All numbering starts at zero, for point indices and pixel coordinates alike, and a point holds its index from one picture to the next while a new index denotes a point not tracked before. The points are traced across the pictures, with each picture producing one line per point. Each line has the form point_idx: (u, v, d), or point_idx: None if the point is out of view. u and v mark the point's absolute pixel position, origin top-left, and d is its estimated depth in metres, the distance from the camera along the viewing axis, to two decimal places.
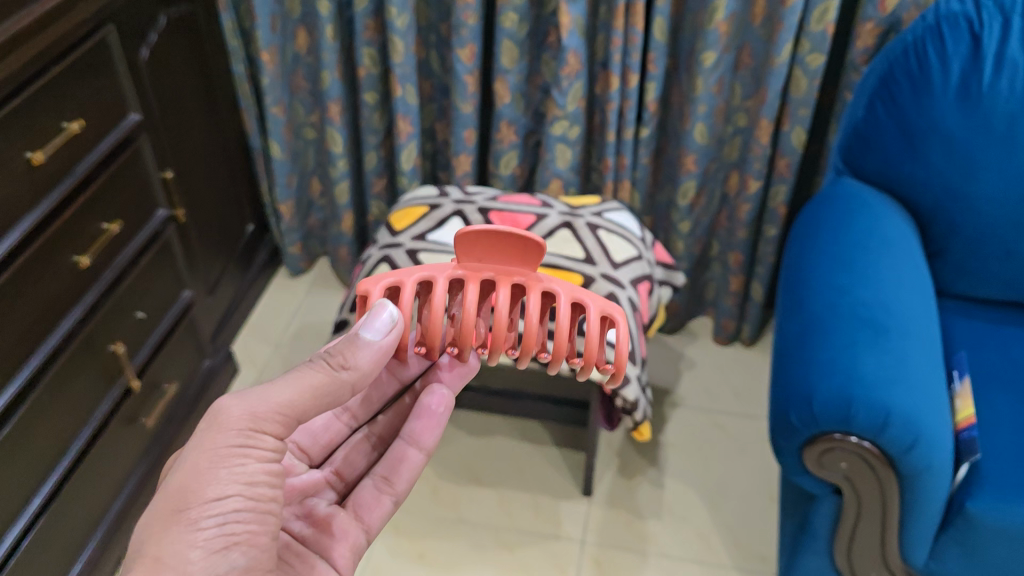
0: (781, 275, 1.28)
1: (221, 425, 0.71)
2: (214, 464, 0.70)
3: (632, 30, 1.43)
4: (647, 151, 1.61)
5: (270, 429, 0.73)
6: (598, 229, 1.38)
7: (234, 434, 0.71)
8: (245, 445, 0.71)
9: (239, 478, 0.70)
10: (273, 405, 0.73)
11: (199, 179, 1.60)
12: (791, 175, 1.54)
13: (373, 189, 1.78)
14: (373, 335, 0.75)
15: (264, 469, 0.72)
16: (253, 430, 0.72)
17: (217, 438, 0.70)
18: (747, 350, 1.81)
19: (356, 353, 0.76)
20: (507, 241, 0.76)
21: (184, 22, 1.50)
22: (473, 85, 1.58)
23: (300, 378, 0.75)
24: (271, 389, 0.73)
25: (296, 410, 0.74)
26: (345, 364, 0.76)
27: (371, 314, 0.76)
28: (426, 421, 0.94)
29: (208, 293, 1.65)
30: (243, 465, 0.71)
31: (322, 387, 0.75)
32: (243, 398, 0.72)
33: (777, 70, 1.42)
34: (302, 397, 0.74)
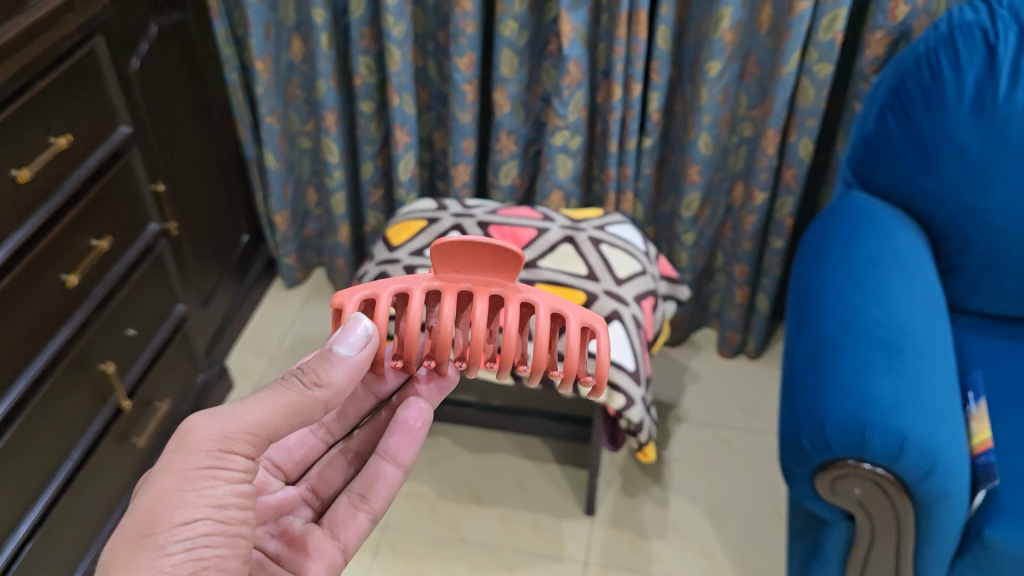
0: (790, 292, 1.24)
1: (190, 446, 0.70)
2: (183, 487, 0.68)
3: (636, 38, 1.40)
4: (650, 161, 1.58)
5: (241, 449, 0.71)
6: (601, 244, 1.34)
7: (204, 455, 0.69)
8: (215, 466, 0.70)
9: (208, 502, 0.69)
10: (244, 425, 0.71)
11: (192, 189, 1.56)
12: (798, 186, 1.51)
13: (371, 199, 1.75)
14: (346, 350, 0.75)
15: (235, 491, 0.71)
16: (223, 451, 0.70)
17: (185, 460, 0.69)
18: (752, 362, 1.78)
19: (329, 370, 0.75)
20: (485, 251, 0.76)
21: (175, 30, 1.46)
22: (472, 94, 1.54)
23: (272, 397, 0.73)
24: (242, 408, 0.71)
25: (267, 429, 0.73)
26: (318, 382, 0.74)
27: (345, 329, 0.76)
28: (401, 435, 0.89)
29: (202, 306, 1.61)
30: (212, 487, 0.69)
31: (295, 405, 0.74)
32: (212, 417, 0.71)
33: (784, 80, 1.39)
34: (274, 417, 0.72)
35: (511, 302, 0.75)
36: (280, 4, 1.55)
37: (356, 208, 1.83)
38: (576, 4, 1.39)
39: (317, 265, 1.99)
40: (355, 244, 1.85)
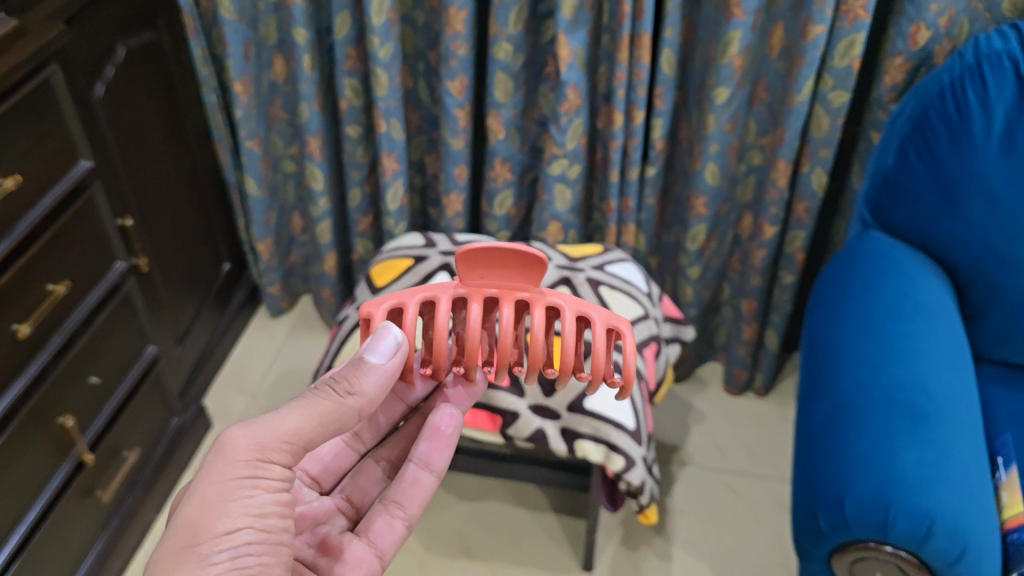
0: (804, 344, 1.15)
1: (229, 457, 0.71)
2: (224, 498, 0.70)
3: (639, 63, 1.30)
4: (654, 191, 1.48)
5: (279, 458, 0.73)
6: (600, 285, 1.25)
7: (242, 465, 0.71)
8: (253, 476, 0.71)
9: (249, 510, 0.70)
10: (281, 435, 0.73)
11: (166, 219, 1.48)
12: (811, 220, 1.41)
13: (358, 227, 1.65)
14: (376, 358, 0.77)
15: (274, 499, 0.72)
16: (260, 462, 0.72)
17: (224, 471, 0.71)
18: (760, 401, 1.68)
19: (361, 379, 0.76)
20: (508, 257, 0.78)
21: (148, 50, 1.37)
22: (464, 119, 1.45)
23: (308, 407, 0.75)
24: (279, 418, 0.73)
25: (303, 438, 0.74)
26: (351, 390, 0.76)
27: (375, 337, 0.77)
28: (434, 442, 0.92)
29: (177, 342, 1.53)
30: (252, 496, 0.71)
31: (330, 414, 0.75)
32: (249, 429, 0.72)
33: (796, 109, 1.29)
34: (309, 426, 0.74)
35: (537, 306, 0.77)
36: (260, 22, 1.46)
37: (343, 236, 1.74)
38: (574, 26, 1.30)
39: (304, 292, 1.90)
40: (342, 273, 1.75)
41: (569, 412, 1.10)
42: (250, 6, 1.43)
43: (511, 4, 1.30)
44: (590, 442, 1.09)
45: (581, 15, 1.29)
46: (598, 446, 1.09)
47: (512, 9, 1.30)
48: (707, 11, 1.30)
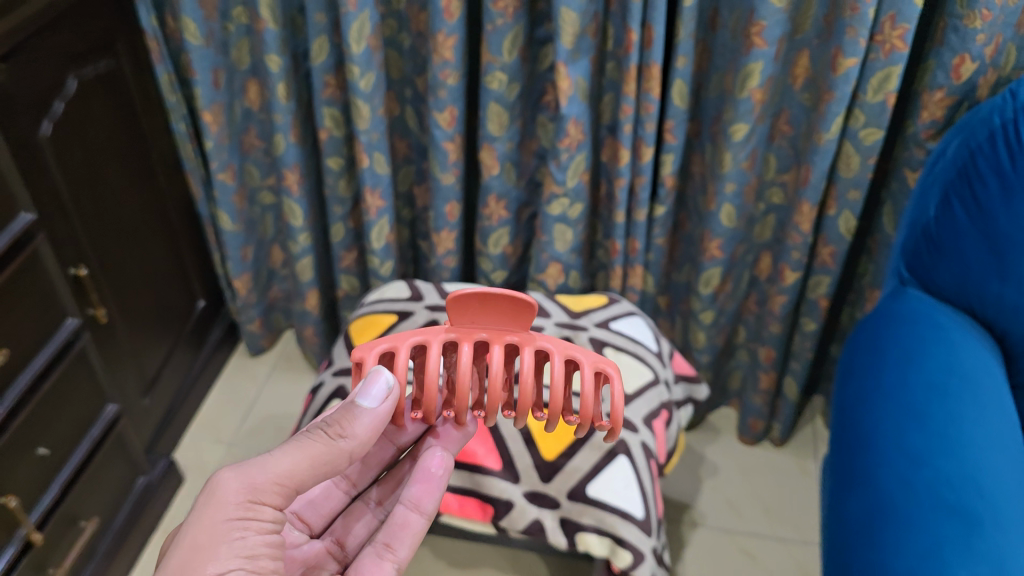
0: (837, 423, 1.02)
1: (220, 499, 0.69)
2: (214, 539, 0.67)
3: (647, 96, 1.17)
4: (663, 231, 1.35)
5: (269, 500, 0.70)
6: (604, 347, 1.12)
7: (233, 507, 0.68)
8: (245, 517, 0.68)
9: (240, 551, 0.67)
10: (272, 477, 0.70)
11: (130, 261, 1.35)
12: (837, 265, 1.28)
13: (342, 263, 1.52)
14: (367, 404, 0.72)
15: (265, 541, 0.69)
16: (251, 504, 0.69)
17: (215, 512, 0.68)
18: (778, 451, 1.55)
19: (352, 422, 0.73)
20: (500, 301, 0.73)
21: (106, 79, 1.25)
22: (455, 153, 1.32)
23: (301, 449, 0.72)
24: (269, 460, 0.71)
25: (295, 480, 0.71)
26: (343, 432, 0.73)
27: (367, 381, 0.72)
28: (423, 484, 0.83)
29: (144, 393, 1.41)
30: (243, 538, 0.68)
31: (321, 456, 0.72)
32: (240, 470, 0.70)
33: (824, 148, 1.16)
34: (302, 468, 0.71)
35: (528, 349, 0.72)
36: (232, 47, 1.34)
37: (326, 272, 1.61)
38: (575, 55, 1.17)
39: (287, 327, 1.78)
40: (327, 310, 1.62)
41: (570, 500, 0.97)
42: (220, 29, 1.31)
43: (505, 30, 1.17)
44: (593, 534, 0.97)
45: (583, 42, 1.16)
46: (602, 539, 0.97)
47: (507, 35, 1.18)
48: (724, 38, 1.17)
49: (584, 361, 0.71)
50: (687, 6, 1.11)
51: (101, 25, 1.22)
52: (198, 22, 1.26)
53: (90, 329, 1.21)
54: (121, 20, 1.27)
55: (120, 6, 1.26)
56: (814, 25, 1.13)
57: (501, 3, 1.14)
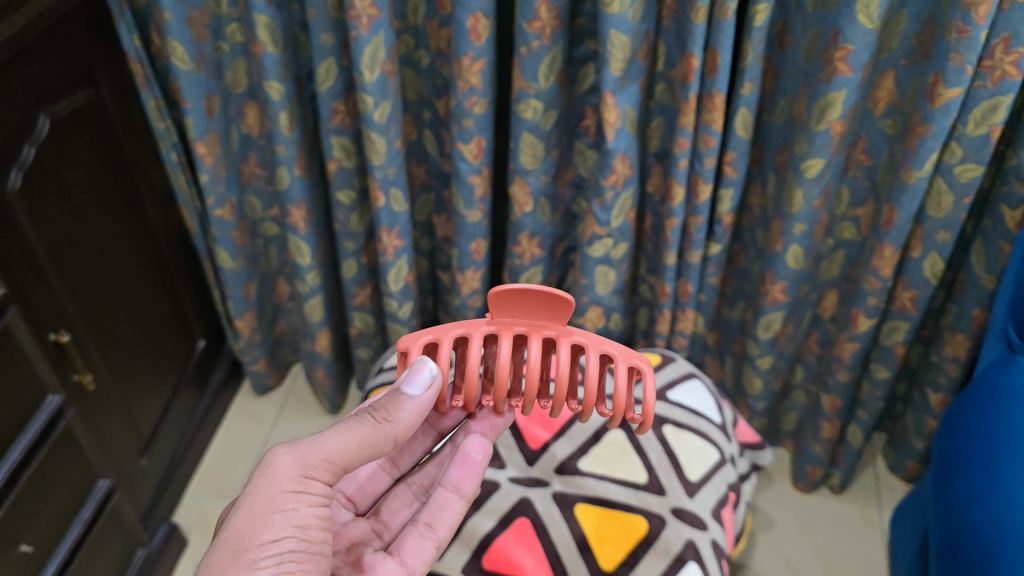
0: (946, 527, 0.87)
1: (275, 471, 0.68)
2: (269, 508, 0.66)
3: (708, 128, 1.02)
4: (718, 270, 1.20)
5: (321, 476, 0.69)
6: (664, 424, 0.98)
7: (288, 479, 0.68)
8: (298, 490, 0.67)
9: (292, 521, 0.66)
10: (325, 454, 0.69)
11: (121, 310, 1.20)
12: (919, 311, 1.13)
13: (354, 300, 1.37)
14: (413, 392, 0.74)
15: (317, 514, 0.68)
16: (304, 478, 0.68)
17: (271, 483, 0.67)
18: (837, 498, 1.41)
19: (399, 408, 0.74)
20: (537, 299, 0.74)
21: (85, 113, 1.09)
22: (482, 187, 1.16)
23: (351, 430, 0.71)
24: (321, 438, 0.70)
25: (345, 459, 0.71)
26: (389, 417, 0.73)
27: (412, 370, 0.75)
28: (461, 467, 0.80)
29: (141, 454, 1.27)
30: (296, 509, 0.67)
31: (368, 439, 0.72)
32: (294, 446, 0.69)
33: (913, 187, 1.00)
34: (353, 448, 0.71)
35: (562, 341, 0.74)
36: (226, 69, 1.18)
37: (336, 307, 1.46)
38: (623, 83, 1.00)
39: (295, 360, 1.64)
40: (339, 348, 1.48)
41: None
42: (212, 49, 1.15)
43: (542, 54, 1.01)
44: None
45: (633, 67, 1.00)
46: None
47: (544, 59, 1.02)
48: (795, 58, 1.01)
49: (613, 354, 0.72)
50: (756, 26, 0.94)
51: (78, 52, 1.06)
52: (187, 45, 1.10)
53: (73, 404, 1.05)
54: (100, 43, 1.11)
55: (98, 28, 1.10)
56: (903, 44, 0.97)
57: (537, 23, 0.98)
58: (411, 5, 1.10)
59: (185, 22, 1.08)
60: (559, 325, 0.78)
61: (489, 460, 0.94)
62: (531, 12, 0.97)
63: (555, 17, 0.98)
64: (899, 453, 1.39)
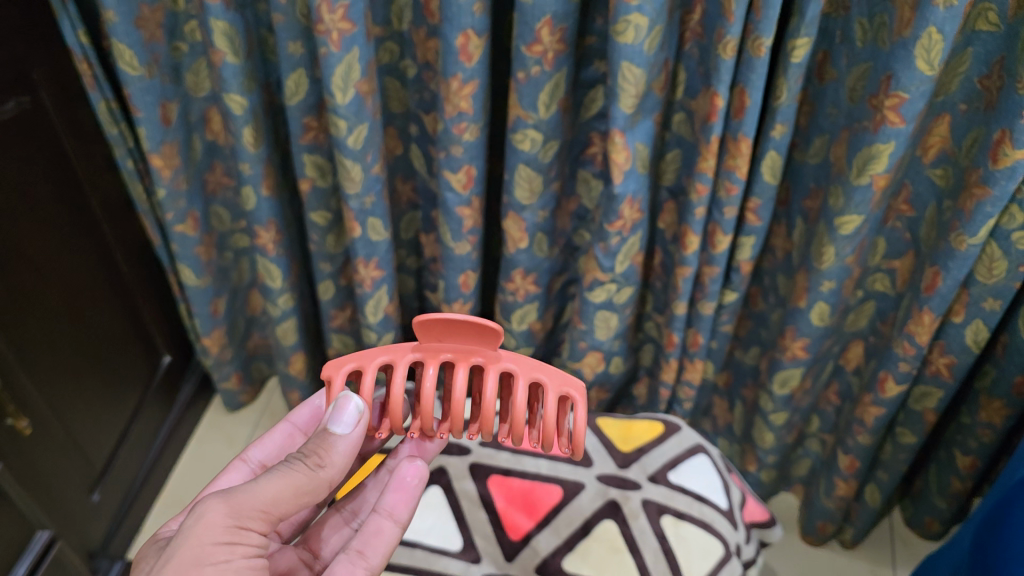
0: None
1: (203, 519, 0.56)
2: (199, 562, 0.54)
3: (730, 176, 0.88)
4: (732, 317, 1.07)
5: (256, 527, 0.58)
6: (663, 513, 0.87)
7: (221, 528, 0.56)
8: (231, 542, 0.56)
9: (225, 574, 0.55)
10: (261, 503, 0.59)
11: (67, 341, 1.08)
12: (956, 380, 1.00)
13: (332, 323, 1.25)
14: (340, 431, 0.66)
15: (251, 566, 0.57)
16: (239, 528, 0.57)
17: (202, 533, 0.56)
18: (848, 554, 1.31)
19: (332, 450, 0.64)
20: (463, 326, 0.67)
21: (19, 124, 0.95)
22: (472, 220, 1.03)
23: (286, 476, 0.61)
24: (254, 484, 0.60)
25: (280, 511, 0.60)
26: (324, 462, 0.63)
27: (336, 408, 0.67)
28: (396, 492, 0.70)
29: (92, 489, 1.18)
30: (230, 561, 0.56)
31: (304, 487, 0.61)
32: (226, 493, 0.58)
33: (965, 254, 0.87)
34: (292, 498, 0.60)
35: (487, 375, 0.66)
36: (185, 72, 1.05)
37: (311, 326, 1.34)
38: (636, 119, 0.87)
39: (271, 375, 1.55)
40: (316, 369, 1.36)
41: None
42: (168, 51, 1.01)
43: (542, 80, 0.87)
44: None
45: (647, 101, 0.86)
46: None
47: (545, 87, 0.88)
48: (837, 95, 0.88)
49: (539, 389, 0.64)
50: (794, 62, 0.80)
51: (10, 56, 0.92)
52: (137, 48, 0.96)
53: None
54: (38, 41, 0.96)
55: (33, 23, 0.95)
56: (964, 87, 0.82)
57: (538, 46, 0.84)
58: (395, 9, 0.96)
59: (134, 22, 0.94)
60: (489, 350, 0.69)
61: (463, 552, 0.84)
62: (530, 34, 0.83)
63: (559, 41, 0.84)
64: (917, 508, 1.28)
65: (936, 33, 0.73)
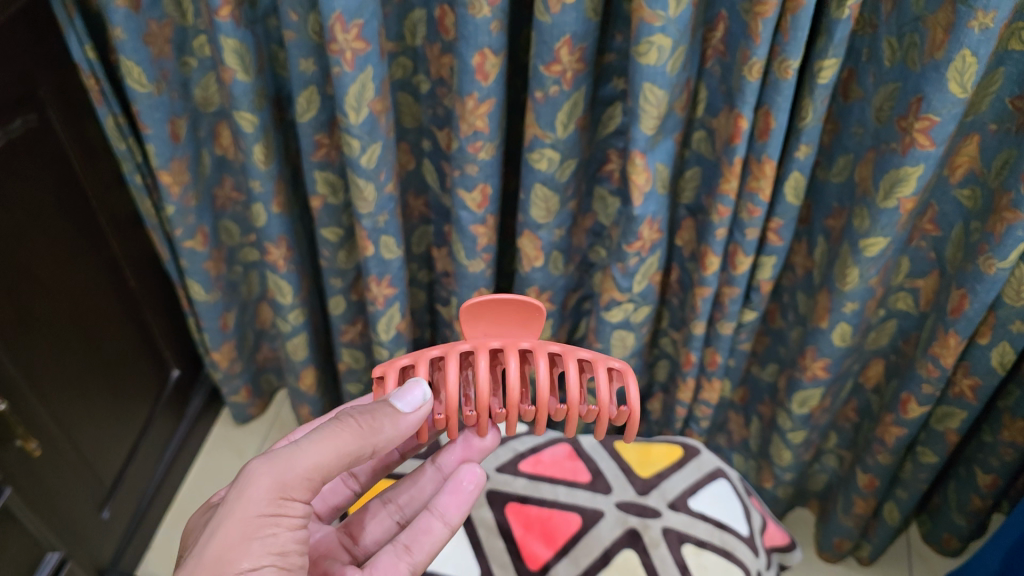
0: None
1: (249, 492, 0.59)
2: (247, 536, 0.57)
3: (753, 198, 0.86)
4: (751, 336, 1.06)
5: (301, 495, 0.60)
6: (685, 542, 0.86)
7: (265, 502, 0.58)
8: (275, 514, 0.58)
9: (271, 548, 0.58)
10: (305, 471, 0.60)
11: (76, 357, 1.07)
12: (981, 401, 0.99)
13: (343, 338, 1.23)
14: (403, 408, 0.63)
15: (297, 538, 0.59)
16: (283, 499, 0.59)
17: (248, 506, 0.58)
18: (865, 570, 1.29)
19: (381, 417, 0.62)
20: (510, 309, 0.68)
21: (26, 143, 0.93)
22: (487, 238, 1.01)
23: (333, 438, 0.61)
24: (299, 451, 0.60)
25: (326, 474, 0.61)
26: (373, 423, 0.62)
27: (401, 389, 0.63)
28: (452, 493, 0.69)
29: (103, 506, 1.17)
30: (275, 535, 0.58)
31: (352, 450, 0.61)
32: (271, 462, 0.60)
33: (993, 277, 0.85)
34: (337, 461, 0.60)
35: (541, 358, 0.63)
36: (194, 87, 1.03)
37: (321, 339, 1.32)
38: (656, 140, 0.85)
39: (280, 387, 1.54)
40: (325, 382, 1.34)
41: None
42: (177, 67, 0.99)
43: (560, 100, 0.85)
44: None
45: (668, 121, 0.84)
46: None
47: (563, 106, 0.86)
48: (863, 114, 0.86)
49: (592, 364, 0.62)
50: (821, 83, 0.78)
51: (17, 73, 0.90)
52: (145, 65, 0.94)
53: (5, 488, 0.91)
54: (44, 57, 0.94)
55: (39, 39, 0.93)
56: (994, 107, 0.80)
57: (556, 66, 0.82)
58: (409, 24, 0.94)
59: (141, 39, 0.92)
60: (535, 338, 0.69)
61: None
62: (549, 53, 0.81)
63: (579, 60, 0.82)
64: (935, 524, 1.26)
65: (969, 56, 0.70)
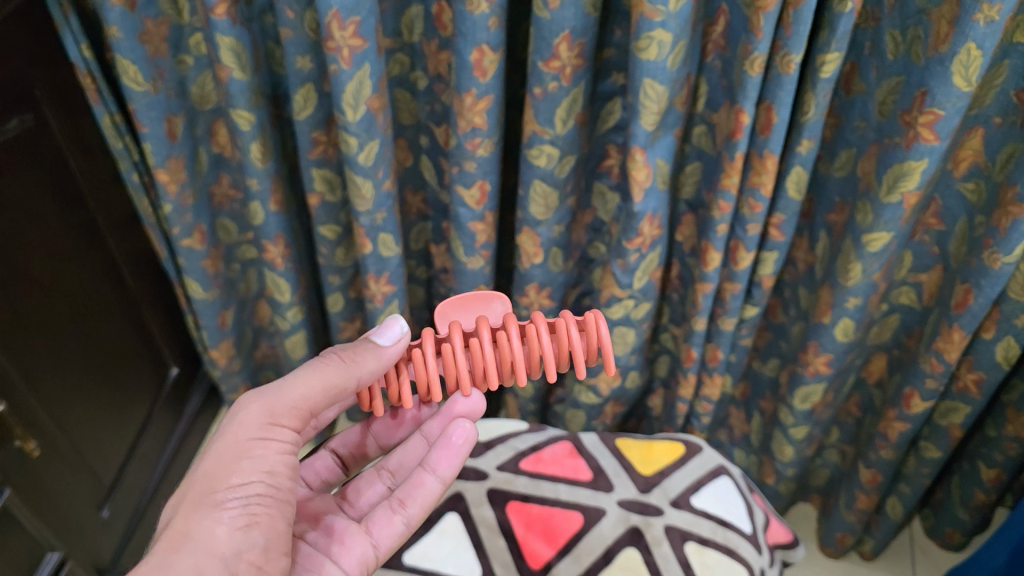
0: None
1: (240, 420, 0.64)
2: (238, 456, 0.62)
3: (754, 193, 0.85)
4: (752, 332, 1.05)
5: (289, 423, 0.65)
6: (687, 540, 0.86)
7: (255, 427, 0.64)
8: (264, 437, 0.63)
9: (260, 467, 0.62)
10: (292, 400, 0.65)
11: (76, 355, 1.07)
12: (985, 396, 0.98)
13: (341, 335, 1.22)
14: (383, 342, 0.68)
15: (286, 463, 0.64)
16: (271, 424, 0.64)
17: (239, 429, 0.63)
18: (867, 564, 1.29)
19: (362, 353, 0.67)
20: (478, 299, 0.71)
21: (22, 143, 0.92)
22: (485, 234, 1.00)
23: (318, 372, 0.67)
24: (288, 385, 0.66)
25: (312, 406, 0.66)
26: (355, 357, 0.67)
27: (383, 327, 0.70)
28: (442, 449, 0.70)
29: (103, 504, 1.16)
30: (264, 455, 0.63)
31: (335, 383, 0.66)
32: (261, 394, 0.66)
33: (998, 272, 0.84)
34: (322, 393, 0.66)
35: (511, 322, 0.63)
36: (191, 86, 1.02)
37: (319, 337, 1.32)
38: (657, 136, 0.84)
39: None
40: None
41: None
42: (173, 65, 0.98)
43: (560, 96, 0.84)
44: None
45: (668, 116, 0.84)
46: None
47: (563, 102, 0.85)
48: (865, 109, 0.85)
49: (553, 316, 0.62)
50: (823, 77, 0.77)
51: (11, 74, 0.89)
52: (142, 64, 0.93)
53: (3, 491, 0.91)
54: (38, 56, 0.93)
55: (34, 39, 0.92)
56: (999, 100, 0.79)
57: (555, 62, 0.81)
58: (406, 21, 0.93)
59: (137, 37, 0.91)
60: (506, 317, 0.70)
61: None
62: (547, 49, 0.80)
63: (578, 56, 0.81)
64: (938, 520, 1.26)
65: (975, 50, 0.69)
